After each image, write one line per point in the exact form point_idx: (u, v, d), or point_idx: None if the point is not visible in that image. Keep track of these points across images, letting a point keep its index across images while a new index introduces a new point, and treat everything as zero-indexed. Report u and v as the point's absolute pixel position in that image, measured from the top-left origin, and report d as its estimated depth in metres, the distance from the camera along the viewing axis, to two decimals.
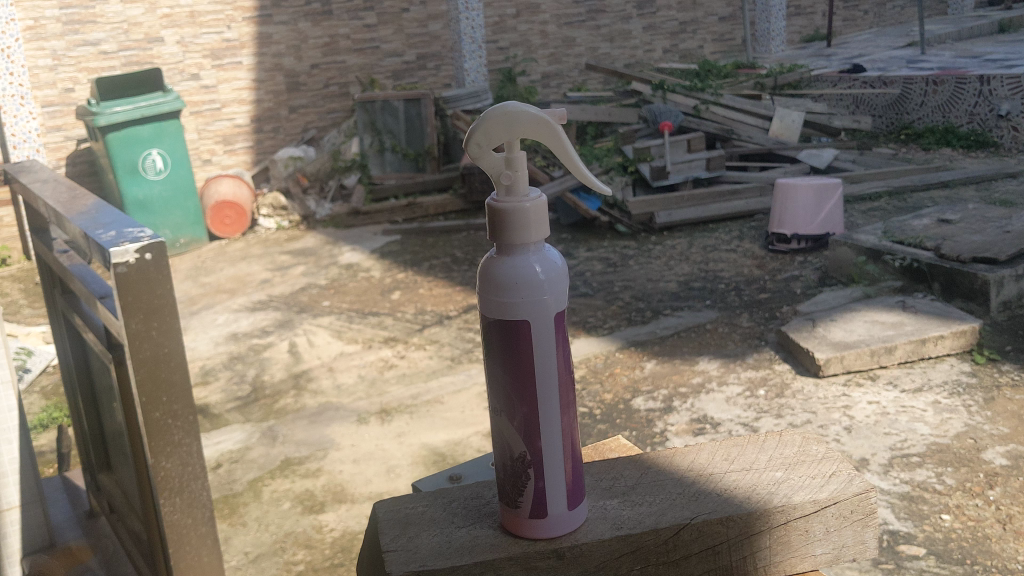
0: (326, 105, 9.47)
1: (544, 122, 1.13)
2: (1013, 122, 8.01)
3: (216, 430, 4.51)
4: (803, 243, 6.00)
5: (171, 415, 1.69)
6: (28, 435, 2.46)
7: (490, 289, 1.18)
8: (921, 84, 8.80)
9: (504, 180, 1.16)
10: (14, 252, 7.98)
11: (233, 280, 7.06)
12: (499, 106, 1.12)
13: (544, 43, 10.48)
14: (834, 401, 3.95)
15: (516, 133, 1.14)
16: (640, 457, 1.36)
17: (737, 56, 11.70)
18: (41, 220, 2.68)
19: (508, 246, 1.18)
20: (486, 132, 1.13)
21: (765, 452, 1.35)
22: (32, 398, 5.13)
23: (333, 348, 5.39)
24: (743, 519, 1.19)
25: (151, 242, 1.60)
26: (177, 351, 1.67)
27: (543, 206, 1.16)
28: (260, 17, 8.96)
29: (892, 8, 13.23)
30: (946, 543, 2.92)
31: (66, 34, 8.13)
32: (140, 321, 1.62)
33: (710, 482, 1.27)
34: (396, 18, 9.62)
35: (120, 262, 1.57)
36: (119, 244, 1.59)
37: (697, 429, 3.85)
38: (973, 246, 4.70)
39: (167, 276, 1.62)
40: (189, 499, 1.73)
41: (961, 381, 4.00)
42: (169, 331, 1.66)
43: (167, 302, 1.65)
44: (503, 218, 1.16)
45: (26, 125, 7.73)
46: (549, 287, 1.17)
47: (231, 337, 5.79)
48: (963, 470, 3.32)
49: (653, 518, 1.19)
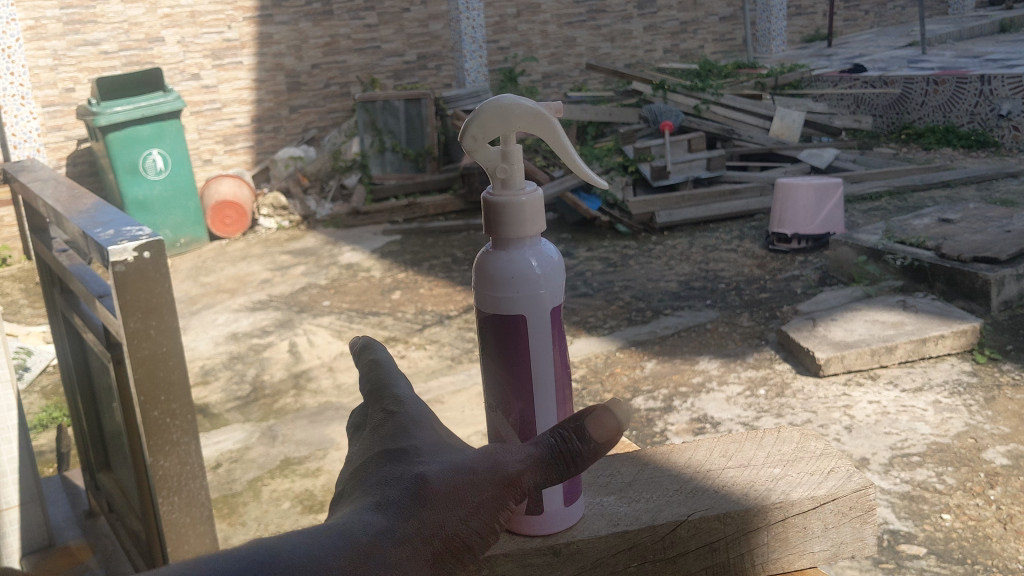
0: (326, 105, 9.48)
1: (541, 115, 1.10)
2: (1014, 122, 8.00)
3: (216, 430, 4.51)
4: (802, 243, 5.99)
5: (170, 414, 1.85)
6: (28, 437, 2.46)
7: (486, 283, 1.17)
8: (921, 84, 8.78)
9: (499, 174, 1.14)
10: (14, 252, 7.99)
11: (234, 280, 7.06)
12: (494, 99, 1.08)
13: (544, 43, 10.49)
14: (834, 401, 3.94)
15: (512, 127, 1.10)
16: (637, 453, 1.36)
17: (738, 56, 11.69)
18: (41, 221, 2.67)
19: (504, 240, 1.17)
20: (481, 124, 1.08)
21: (763, 449, 1.34)
22: (32, 398, 5.12)
23: (333, 348, 5.38)
24: (742, 515, 1.18)
25: (149, 241, 1.74)
26: (175, 351, 1.82)
27: (539, 200, 1.16)
28: (260, 17, 8.97)
29: (892, 8, 13.19)
30: (948, 542, 2.91)
31: (66, 34, 8.12)
32: (139, 320, 1.77)
33: (707, 478, 1.27)
34: (396, 18, 9.63)
35: (118, 260, 1.70)
36: (117, 243, 1.71)
37: (697, 428, 3.84)
38: (974, 246, 4.69)
39: (166, 275, 1.76)
40: (185, 498, 1.89)
41: (962, 381, 3.99)
42: (167, 331, 1.80)
43: (164, 303, 1.79)
44: (499, 213, 1.15)
45: (26, 125, 7.75)
46: (545, 282, 1.16)
47: (231, 337, 5.78)
48: (963, 470, 3.31)
49: (649, 515, 1.18)
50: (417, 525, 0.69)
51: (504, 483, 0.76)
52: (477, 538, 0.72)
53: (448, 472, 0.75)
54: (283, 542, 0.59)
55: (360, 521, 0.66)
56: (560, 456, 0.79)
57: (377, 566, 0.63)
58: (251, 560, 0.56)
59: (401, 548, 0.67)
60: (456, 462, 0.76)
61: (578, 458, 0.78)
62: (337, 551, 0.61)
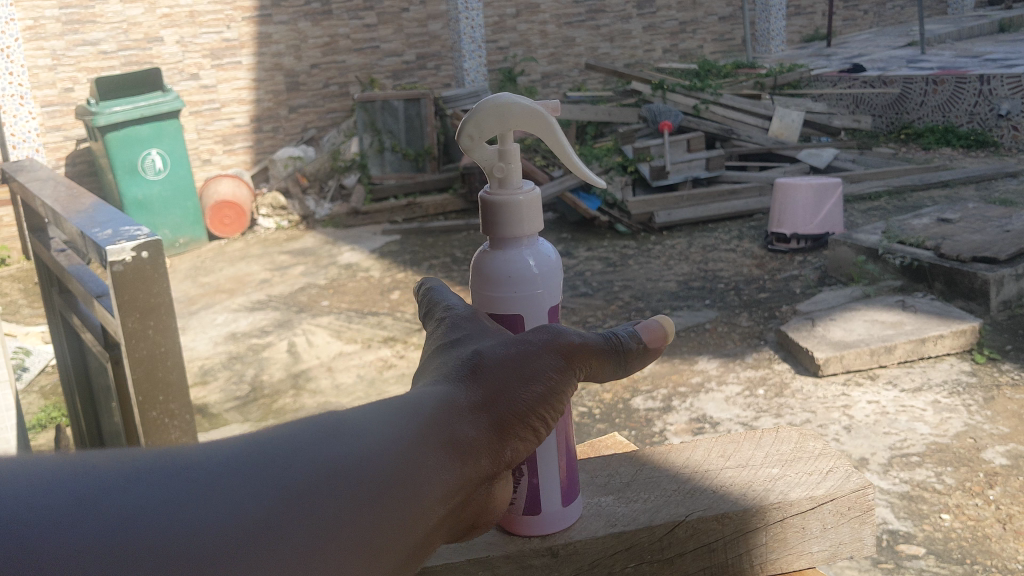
0: (326, 105, 9.48)
1: (538, 114, 1.08)
2: (1013, 122, 8.00)
3: (215, 430, 4.51)
4: (802, 243, 5.98)
5: (168, 414, 1.94)
6: (25, 436, 2.46)
7: (482, 283, 1.16)
8: (921, 84, 8.77)
9: (496, 172, 1.13)
10: (14, 252, 7.98)
11: (233, 280, 7.05)
12: (491, 98, 1.06)
13: (544, 43, 10.48)
14: (834, 401, 3.94)
15: (508, 125, 1.08)
16: (634, 453, 1.35)
17: (737, 56, 11.68)
18: (38, 220, 2.67)
19: (500, 240, 1.17)
20: (478, 123, 1.07)
21: (761, 449, 1.34)
22: (30, 397, 5.11)
23: (332, 348, 5.38)
24: (740, 516, 1.18)
25: (147, 241, 1.80)
26: (171, 349, 1.89)
27: (535, 199, 1.15)
28: (260, 16, 8.97)
29: (892, 8, 13.18)
30: (946, 542, 2.91)
31: (66, 34, 8.11)
32: (137, 320, 1.83)
33: (705, 479, 1.26)
34: (396, 18, 9.63)
35: (117, 260, 1.76)
36: (115, 243, 1.77)
37: (696, 428, 3.84)
38: (973, 246, 4.69)
39: (162, 273, 1.82)
40: None
41: (961, 381, 3.99)
42: (165, 330, 1.87)
43: (162, 302, 1.85)
44: (494, 212, 1.15)
45: (26, 125, 7.75)
46: (543, 281, 1.17)
47: (230, 337, 5.78)
48: (963, 470, 3.31)
49: (647, 516, 1.18)
50: (481, 396, 0.78)
51: (562, 357, 0.86)
52: (542, 404, 0.81)
53: (506, 349, 0.84)
54: (349, 417, 0.65)
55: (431, 394, 0.75)
56: (612, 346, 0.91)
57: (450, 418, 0.72)
58: (309, 430, 0.62)
59: (471, 413, 0.75)
60: (510, 340, 0.87)
61: (626, 354, 0.92)
62: (413, 417, 0.69)
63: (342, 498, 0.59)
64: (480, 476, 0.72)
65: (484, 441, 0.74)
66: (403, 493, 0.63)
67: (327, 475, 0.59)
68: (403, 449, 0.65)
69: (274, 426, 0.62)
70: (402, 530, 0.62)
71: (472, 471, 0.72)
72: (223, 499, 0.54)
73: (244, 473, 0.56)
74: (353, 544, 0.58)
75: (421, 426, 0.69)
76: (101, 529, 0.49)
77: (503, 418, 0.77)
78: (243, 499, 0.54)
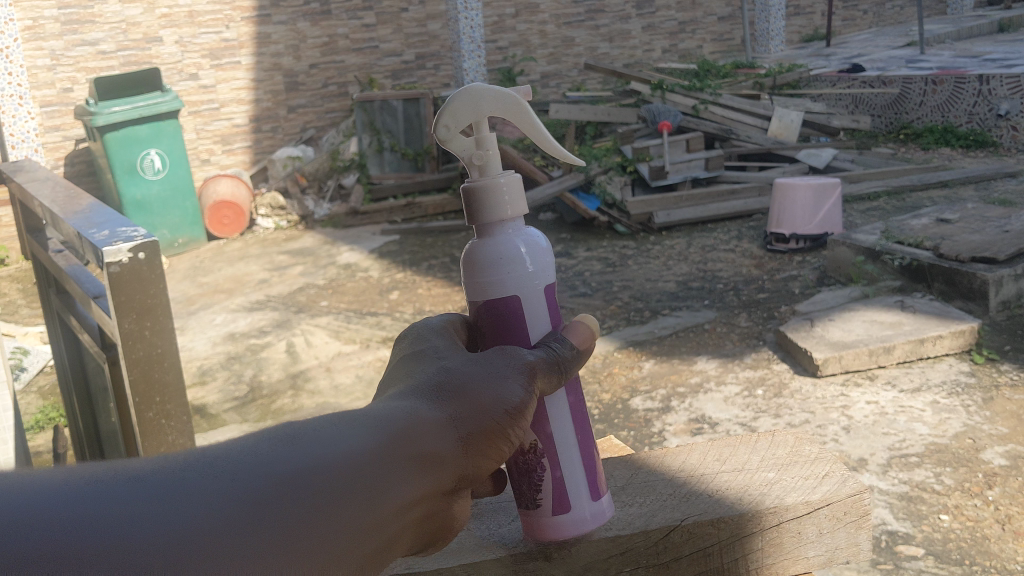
0: (325, 105, 9.47)
1: (509, 97, 1.09)
2: (1013, 121, 7.98)
3: (213, 430, 4.50)
4: (800, 243, 5.97)
5: (164, 415, 1.93)
6: (21, 438, 2.46)
7: (473, 270, 1.16)
8: (920, 84, 8.77)
9: (475, 161, 1.14)
10: (12, 252, 7.97)
11: (232, 280, 7.05)
12: (464, 88, 1.06)
13: (543, 42, 10.47)
14: (832, 401, 3.94)
15: (483, 112, 1.08)
16: (629, 457, 1.37)
17: (737, 56, 11.67)
18: (35, 221, 2.66)
19: (486, 226, 1.17)
20: (453, 114, 1.06)
21: (758, 454, 1.34)
22: (29, 397, 5.11)
23: (331, 348, 5.37)
24: (736, 521, 1.17)
25: (143, 242, 1.79)
26: (168, 350, 1.88)
27: (516, 181, 1.16)
28: (259, 16, 8.96)
29: (891, 8, 13.16)
30: (946, 543, 2.90)
31: (65, 34, 8.10)
32: (133, 321, 1.83)
33: (700, 483, 1.26)
34: (395, 18, 9.63)
35: (113, 260, 1.75)
36: (112, 244, 1.77)
37: (695, 429, 3.83)
38: (972, 246, 4.68)
39: (158, 274, 1.82)
40: None
41: (960, 381, 3.98)
42: (161, 331, 1.87)
43: (159, 304, 1.85)
44: (477, 199, 1.15)
45: (25, 125, 7.70)
46: (533, 260, 1.16)
47: (228, 337, 5.78)
48: (962, 470, 3.31)
49: (643, 520, 1.18)
50: (453, 411, 0.80)
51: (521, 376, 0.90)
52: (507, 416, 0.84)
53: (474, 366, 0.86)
54: (311, 428, 0.69)
55: (402, 405, 0.77)
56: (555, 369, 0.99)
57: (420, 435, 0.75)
58: (273, 442, 0.66)
59: (440, 428, 0.78)
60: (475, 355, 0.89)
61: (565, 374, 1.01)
62: (382, 430, 0.72)
63: (297, 507, 0.63)
64: (439, 487, 0.76)
65: (447, 456, 0.77)
66: (354, 504, 0.67)
67: (276, 486, 0.63)
68: (359, 462, 0.69)
69: (240, 437, 0.66)
70: (351, 539, 0.67)
71: (430, 483, 0.75)
72: (183, 509, 0.58)
73: (203, 483, 0.60)
74: (301, 552, 0.63)
75: (385, 437, 0.72)
76: (62, 531, 0.52)
77: (469, 431, 0.80)
78: (202, 507, 0.59)
